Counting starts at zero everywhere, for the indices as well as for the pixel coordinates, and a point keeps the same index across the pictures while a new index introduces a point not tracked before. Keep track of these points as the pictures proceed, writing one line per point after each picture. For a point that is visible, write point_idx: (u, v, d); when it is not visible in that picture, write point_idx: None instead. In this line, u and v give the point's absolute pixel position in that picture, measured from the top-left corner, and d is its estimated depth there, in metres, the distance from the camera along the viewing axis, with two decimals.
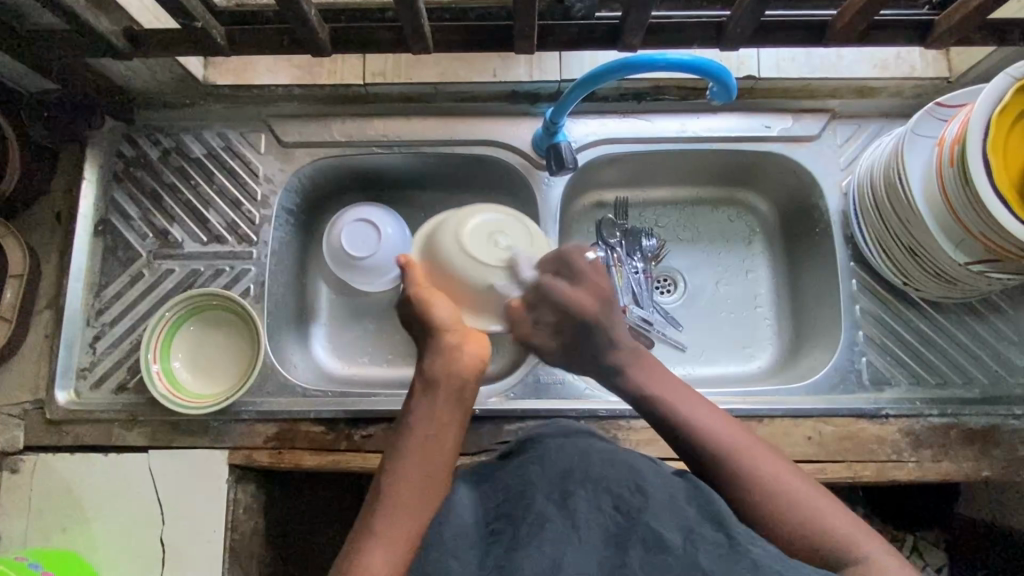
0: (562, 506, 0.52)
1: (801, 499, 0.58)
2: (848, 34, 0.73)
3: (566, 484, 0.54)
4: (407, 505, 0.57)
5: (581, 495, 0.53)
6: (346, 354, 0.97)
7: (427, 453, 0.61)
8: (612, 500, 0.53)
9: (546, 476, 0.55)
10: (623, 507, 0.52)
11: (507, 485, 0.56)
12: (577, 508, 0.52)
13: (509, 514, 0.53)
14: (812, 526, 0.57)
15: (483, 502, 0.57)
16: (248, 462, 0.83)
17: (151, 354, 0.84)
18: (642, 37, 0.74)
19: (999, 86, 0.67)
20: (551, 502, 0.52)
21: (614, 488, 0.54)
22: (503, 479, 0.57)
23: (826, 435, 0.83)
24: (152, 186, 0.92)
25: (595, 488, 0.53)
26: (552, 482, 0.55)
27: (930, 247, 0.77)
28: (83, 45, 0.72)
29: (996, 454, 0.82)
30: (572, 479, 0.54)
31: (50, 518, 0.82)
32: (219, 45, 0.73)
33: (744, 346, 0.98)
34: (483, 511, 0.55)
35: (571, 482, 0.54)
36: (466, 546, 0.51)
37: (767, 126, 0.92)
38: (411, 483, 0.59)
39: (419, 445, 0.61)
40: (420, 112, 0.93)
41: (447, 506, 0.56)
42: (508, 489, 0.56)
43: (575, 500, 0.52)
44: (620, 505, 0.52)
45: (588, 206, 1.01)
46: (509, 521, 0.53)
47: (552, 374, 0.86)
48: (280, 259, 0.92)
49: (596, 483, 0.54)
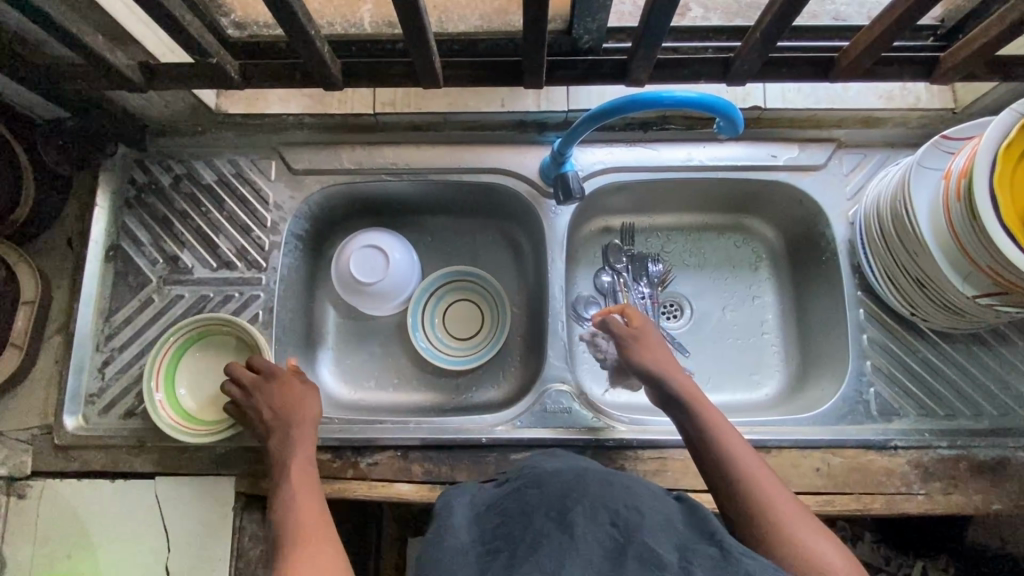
0: (561, 522, 0.51)
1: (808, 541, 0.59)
2: (855, 70, 0.73)
3: (565, 502, 0.54)
4: (331, 562, 0.61)
5: (579, 510, 0.52)
6: (353, 380, 0.98)
7: (315, 525, 0.67)
8: (609, 516, 0.52)
9: (546, 496, 0.55)
10: (621, 523, 0.51)
11: (506, 509, 0.56)
12: (575, 521, 0.51)
13: (508, 534, 0.53)
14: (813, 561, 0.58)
15: (481, 522, 0.57)
16: (255, 490, 0.83)
17: (157, 405, 0.82)
18: (649, 72, 0.75)
19: (1007, 121, 0.67)
20: (550, 518, 0.52)
21: (612, 504, 0.53)
22: (503, 504, 0.58)
23: (834, 466, 0.83)
24: (163, 213, 0.93)
25: (593, 504, 0.53)
26: (551, 500, 0.54)
27: (938, 280, 0.77)
28: (98, 76, 0.73)
29: (1006, 487, 0.82)
30: (571, 497, 0.54)
31: (56, 544, 0.82)
32: (232, 78, 0.74)
33: (750, 373, 0.97)
34: (483, 531, 0.55)
35: (570, 499, 0.54)
36: (464, 565, 0.50)
37: (774, 155, 0.92)
38: (327, 548, 0.63)
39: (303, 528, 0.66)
40: (428, 140, 0.94)
41: (443, 526, 0.56)
42: (507, 513, 0.56)
43: (573, 514, 0.51)
44: (617, 520, 0.51)
45: (595, 231, 1.03)
46: (506, 540, 0.52)
47: (557, 403, 0.86)
48: (287, 285, 0.93)
49: (593, 501, 0.53)
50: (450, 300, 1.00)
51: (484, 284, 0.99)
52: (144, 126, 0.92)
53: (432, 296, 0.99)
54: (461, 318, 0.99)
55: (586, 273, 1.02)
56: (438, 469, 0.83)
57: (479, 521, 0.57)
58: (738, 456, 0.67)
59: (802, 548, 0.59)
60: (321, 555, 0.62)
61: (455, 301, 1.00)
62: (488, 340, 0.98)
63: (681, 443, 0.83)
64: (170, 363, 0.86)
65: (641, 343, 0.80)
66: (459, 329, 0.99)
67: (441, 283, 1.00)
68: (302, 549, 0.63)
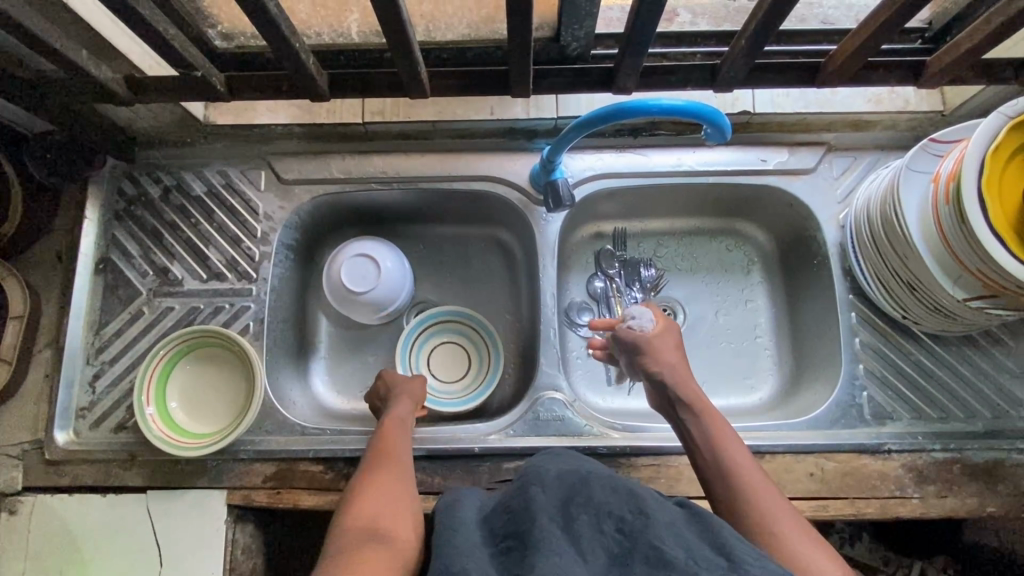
0: (566, 528, 0.51)
1: (796, 547, 0.59)
2: (841, 75, 0.73)
3: (569, 509, 0.54)
4: (390, 522, 0.61)
5: (585, 518, 0.52)
6: (346, 390, 0.97)
7: (392, 489, 0.66)
8: (614, 523, 0.52)
9: (550, 500, 0.55)
10: (626, 530, 0.52)
11: (511, 508, 0.56)
12: (580, 530, 0.51)
13: (518, 530, 0.52)
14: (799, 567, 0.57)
15: (487, 522, 0.57)
16: (247, 503, 0.83)
17: (149, 420, 0.82)
18: (636, 79, 0.75)
19: (993, 124, 0.67)
20: (555, 521, 0.52)
21: (617, 513, 0.53)
22: (509, 504, 0.57)
23: (827, 471, 0.82)
24: (153, 225, 0.93)
25: (597, 513, 0.53)
26: (555, 505, 0.54)
27: (928, 283, 0.77)
28: (85, 89, 0.73)
29: (1000, 490, 0.82)
30: (574, 503, 0.54)
31: (46, 561, 0.81)
32: (219, 90, 0.74)
33: (744, 378, 0.97)
34: (485, 533, 0.55)
35: (574, 506, 0.54)
36: (480, 556, 0.50)
37: (764, 160, 0.92)
38: (385, 508, 0.63)
39: (379, 466, 0.70)
40: (417, 149, 0.93)
41: (449, 525, 0.55)
42: (512, 511, 0.56)
43: (578, 522, 0.52)
44: (623, 528, 0.52)
45: (587, 237, 1.03)
46: (517, 537, 0.52)
47: (550, 411, 0.86)
48: (279, 295, 0.92)
49: (597, 508, 0.54)
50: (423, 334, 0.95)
51: (440, 309, 0.95)
52: (133, 138, 0.92)
53: (416, 343, 0.95)
54: (445, 362, 0.96)
55: (578, 279, 1.02)
56: (432, 479, 0.83)
57: (484, 522, 0.57)
58: (742, 461, 0.68)
59: (790, 553, 0.58)
60: (374, 513, 0.62)
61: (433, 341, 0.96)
62: (489, 352, 0.95)
63: (673, 449, 0.83)
64: (160, 375, 0.85)
65: (663, 345, 0.81)
66: (455, 368, 0.96)
67: (421, 329, 0.95)
68: (359, 512, 0.62)
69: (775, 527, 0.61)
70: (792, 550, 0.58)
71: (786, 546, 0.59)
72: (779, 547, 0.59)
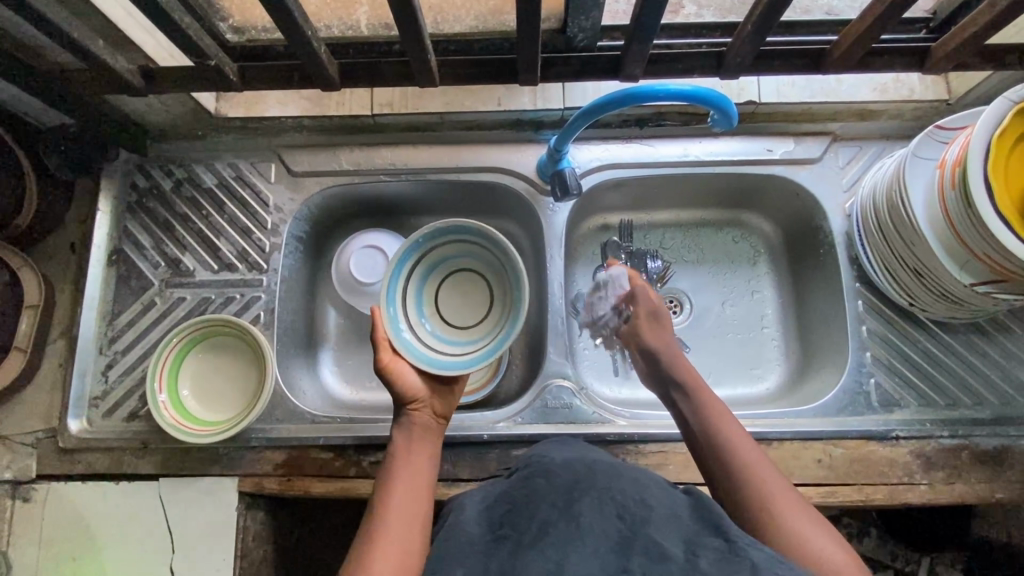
0: (566, 511, 0.52)
1: (791, 519, 0.59)
2: (846, 61, 0.74)
3: (573, 493, 0.54)
4: None
5: (586, 501, 0.52)
6: (354, 380, 0.98)
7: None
8: (616, 508, 0.52)
9: (555, 488, 0.55)
10: (628, 516, 0.51)
11: (513, 498, 0.57)
12: (582, 513, 0.51)
13: (515, 522, 0.54)
14: (796, 539, 0.58)
15: (491, 511, 0.58)
16: (258, 489, 0.83)
17: (161, 408, 0.83)
18: (642, 67, 0.75)
19: (998, 109, 0.67)
20: (556, 509, 0.52)
21: (620, 498, 0.53)
22: (513, 494, 0.58)
23: (836, 457, 0.83)
24: (164, 216, 0.94)
25: (601, 496, 0.53)
26: (558, 492, 0.55)
27: (934, 268, 0.78)
28: (100, 80, 0.74)
29: (1008, 476, 0.82)
30: (579, 488, 0.55)
31: (60, 546, 0.82)
32: (231, 80, 0.75)
33: (751, 367, 0.98)
34: (488, 521, 0.56)
35: (576, 492, 0.54)
36: (473, 554, 0.51)
37: (769, 150, 0.93)
38: None
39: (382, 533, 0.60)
40: (425, 141, 0.95)
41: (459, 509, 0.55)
42: (514, 502, 0.57)
43: (580, 506, 0.52)
44: (624, 515, 0.51)
45: (594, 229, 1.03)
46: (514, 529, 0.53)
47: (559, 399, 0.86)
48: (289, 286, 0.93)
49: (602, 493, 0.54)
50: (410, 274, 0.75)
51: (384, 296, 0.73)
52: (145, 131, 0.93)
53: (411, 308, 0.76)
54: (463, 297, 0.79)
55: (585, 270, 1.03)
56: (441, 466, 0.84)
57: (495, 504, 0.57)
58: (738, 441, 0.68)
59: (786, 527, 0.59)
60: None
61: (435, 275, 0.78)
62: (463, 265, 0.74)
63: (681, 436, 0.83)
64: (172, 364, 0.86)
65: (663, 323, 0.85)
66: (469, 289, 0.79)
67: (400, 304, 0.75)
68: None
69: (773, 505, 0.61)
70: (788, 525, 0.59)
71: (790, 536, 0.58)
72: (775, 524, 0.60)
